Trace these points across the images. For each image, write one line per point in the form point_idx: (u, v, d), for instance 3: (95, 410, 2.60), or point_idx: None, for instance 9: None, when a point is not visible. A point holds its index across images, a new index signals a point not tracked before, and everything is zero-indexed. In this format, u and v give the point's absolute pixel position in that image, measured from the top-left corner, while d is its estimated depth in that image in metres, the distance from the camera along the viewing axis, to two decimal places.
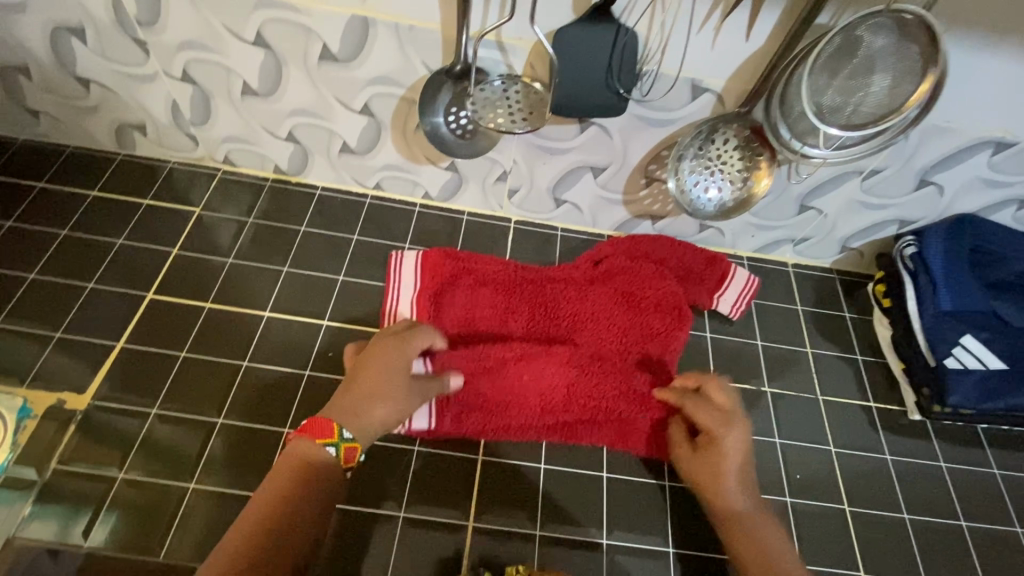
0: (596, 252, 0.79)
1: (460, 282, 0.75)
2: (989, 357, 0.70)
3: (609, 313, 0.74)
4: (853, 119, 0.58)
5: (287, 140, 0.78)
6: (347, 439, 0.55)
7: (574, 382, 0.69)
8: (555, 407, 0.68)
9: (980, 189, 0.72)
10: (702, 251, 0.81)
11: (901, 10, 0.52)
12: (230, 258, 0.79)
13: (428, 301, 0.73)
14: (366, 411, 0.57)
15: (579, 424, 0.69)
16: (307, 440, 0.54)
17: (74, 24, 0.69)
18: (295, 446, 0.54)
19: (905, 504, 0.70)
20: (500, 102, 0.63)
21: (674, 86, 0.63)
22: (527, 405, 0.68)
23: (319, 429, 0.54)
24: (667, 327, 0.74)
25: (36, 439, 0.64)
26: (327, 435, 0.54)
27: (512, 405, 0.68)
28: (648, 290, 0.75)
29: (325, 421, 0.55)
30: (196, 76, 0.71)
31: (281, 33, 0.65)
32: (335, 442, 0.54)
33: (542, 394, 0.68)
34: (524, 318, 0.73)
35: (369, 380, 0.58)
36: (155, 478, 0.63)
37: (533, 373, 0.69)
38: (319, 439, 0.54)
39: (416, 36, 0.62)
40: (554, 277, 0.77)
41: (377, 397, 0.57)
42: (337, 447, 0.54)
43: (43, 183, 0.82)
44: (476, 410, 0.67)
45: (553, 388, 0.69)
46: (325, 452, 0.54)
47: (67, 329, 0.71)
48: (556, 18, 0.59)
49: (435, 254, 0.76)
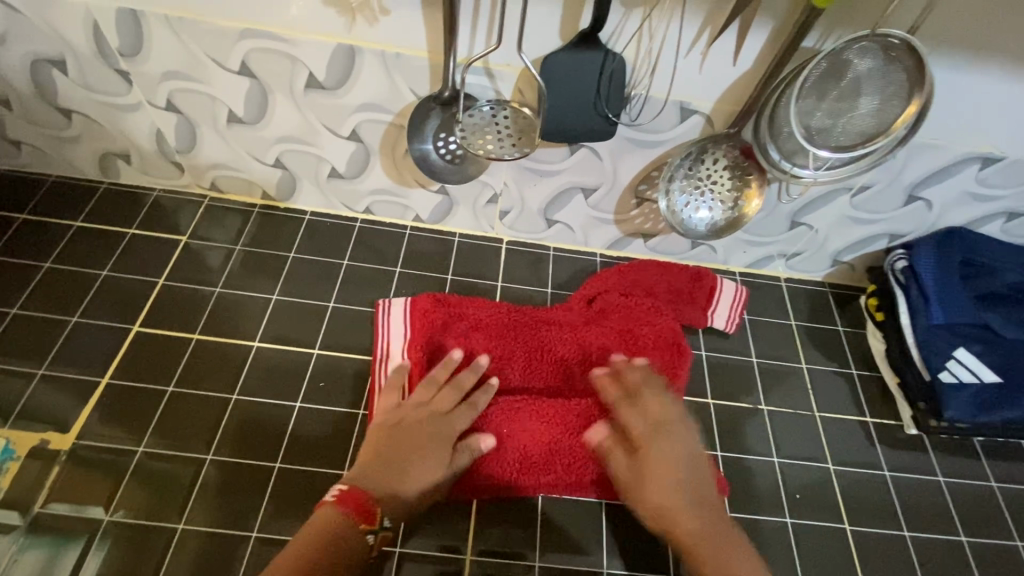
0: (590, 291, 0.79)
1: (453, 327, 0.72)
2: (983, 370, 0.70)
3: (607, 356, 0.72)
4: (842, 141, 0.58)
5: (275, 167, 0.77)
6: (385, 527, 0.55)
7: (564, 421, 0.67)
8: (542, 455, 0.65)
9: (968, 203, 0.72)
10: (687, 268, 0.81)
11: (888, 35, 0.52)
12: (218, 287, 0.77)
13: (418, 354, 0.70)
14: (410, 482, 0.57)
15: (574, 472, 0.65)
16: (348, 520, 0.54)
17: (54, 55, 0.67)
18: (334, 520, 0.53)
19: (904, 520, 0.69)
20: (488, 128, 0.63)
21: (664, 109, 0.63)
22: (519, 457, 0.65)
23: (362, 511, 0.54)
24: (667, 368, 0.72)
25: (18, 482, 0.62)
26: (369, 520, 0.54)
27: (503, 454, 0.64)
28: (644, 327, 0.74)
29: (370, 503, 0.55)
30: (180, 105, 0.70)
31: (265, 62, 0.64)
32: (374, 529, 0.55)
33: (529, 448, 0.65)
34: (521, 363, 0.71)
35: (409, 445, 0.59)
36: (142, 520, 0.61)
37: (520, 415, 0.67)
38: (360, 521, 0.54)
39: (404, 63, 0.62)
40: (548, 318, 0.75)
41: (418, 472, 0.58)
42: (376, 533, 0.55)
43: (25, 214, 0.80)
44: (459, 462, 0.64)
45: (539, 439, 0.66)
46: (362, 538, 0.54)
47: (51, 364, 0.70)
48: (543, 45, 0.59)
49: (424, 301, 0.74)
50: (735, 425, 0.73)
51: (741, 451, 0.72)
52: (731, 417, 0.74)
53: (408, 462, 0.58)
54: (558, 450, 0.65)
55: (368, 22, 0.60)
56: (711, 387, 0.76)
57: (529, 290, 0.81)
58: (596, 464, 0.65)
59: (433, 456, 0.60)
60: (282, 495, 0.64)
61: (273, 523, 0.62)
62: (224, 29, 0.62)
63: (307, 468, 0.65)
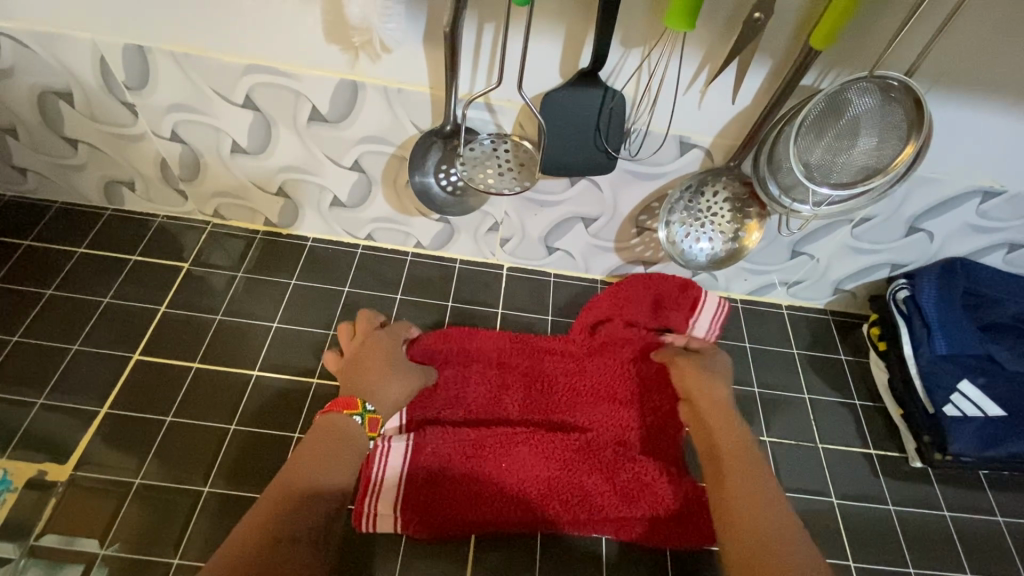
0: (591, 318, 0.77)
1: (454, 359, 0.73)
2: (987, 403, 0.70)
3: (606, 388, 0.73)
4: (840, 178, 0.59)
5: (278, 195, 0.78)
6: (370, 410, 0.61)
7: (563, 457, 0.66)
8: (538, 494, 0.64)
9: (970, 235, 0.72)
10: (673, 278, 0.77)
11: (887, 77, 0.52)
12: (220, 314, 0.78)
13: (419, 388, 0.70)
14: (375, 383, 0.64)
15: (572, 509, 0.64)
16: (334, 413, 0.60)
17: (61, 88, 0.68)
18: (323, 421, 0.59)
19: (910, 557, 0.68)
20: (489, 161, 0.64)
21: (663, 143, 0.63)
22: (515, 496, 0.64)
23: (344, 403, 0.61)
24: (668, 403, 0.71)
25: (14, 514, 0.62)
26: (352, 407, 0.61)
27: (498, 492, 0.64)
28: (644, 360, 0.74)
29: (348, 396, 0.61)
30: (185, 135, 0.71)
31: (269, 95, 0.65)
32: (359, 411, 0.61)
33: (525, 487, 0.64)
34: (520, 396, 0.71)
35: (368, 358, 0.66)
36: (137, 553, 0.60)
37: (517, 450, 0.66)
38: (345, 410, 0.60)
39: (405, 98, 0.62)
40: (549, 348, 0.75)
41: (386, 374, 0.65)
42: (363, 414, 0.61)
43: (29, 241, 0.81)
44: (456, 499, 0.63)
45: (535, 477, 0.65)
46: (351, 420, 0.60)
47: (50, 394, 0.70)
48: (544, 82, 0.59)
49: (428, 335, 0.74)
50: None
51: None
52: None
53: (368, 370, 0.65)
54: (556, 486, 0.64)
55: (370, 59, 0.60)
56: None
57: (530, 318, 0.80)
58: (593, 502, 0.64)
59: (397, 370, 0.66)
60: None
61: None
62: (228, 64, 0.62)
63: None
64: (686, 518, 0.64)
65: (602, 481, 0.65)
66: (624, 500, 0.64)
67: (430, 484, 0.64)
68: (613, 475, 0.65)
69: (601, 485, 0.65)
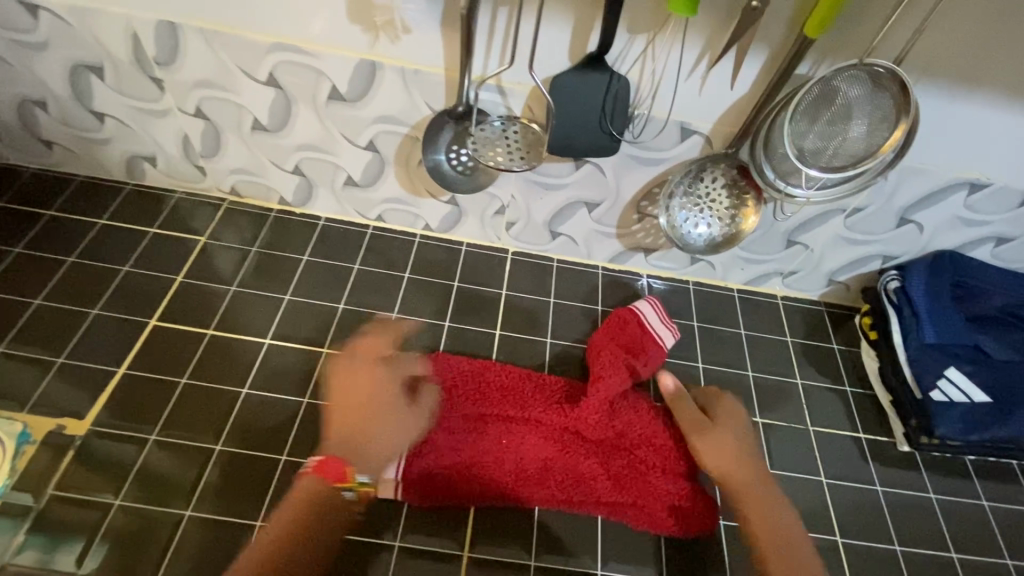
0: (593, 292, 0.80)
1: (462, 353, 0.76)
2: (974, 390, 0.72)
3: None
4: (833, 161, 0.62)
5: (294, 173, 0.81)
6: (361, 483, 0.59)
7: (562, 439, 0.70)
8: (534, 472, 0.67)
9: (958, 227, 0.75)
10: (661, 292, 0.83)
11: (874, 65, 0.55)
12: (233, 285, 0.81)
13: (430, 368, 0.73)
14: (364, 451, 0.61)
15: (566, 489, 0.67)
16: (320, 482, 0.58)
17: (93, 62, 0.72)
18: (309, 487, 0.58)
19: (896, 536, 0.70)
20: (498, 141, 0.67)
21: (665, 128, 0.66)
22: (513, 473, 0.67)
23: (332, 474, 0.58)
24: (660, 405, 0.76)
25: (32, 465, 0.64)
26: (340, 481, 0.58)
27: (496, 469, 0.67)
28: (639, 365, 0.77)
29: (339, 465, 0.59)
30: (208, 112, 0.74)
31: (292, 73, 0.68)
32: (350, 486, 0.59)
33: (522, 466, 0.67)
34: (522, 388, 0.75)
35: (357, 420, 0.62)
36: (150, 504, 0.63)
37: (518, 434, 0.70)
38: (333, 484, 0.58)
39: (421, 79, 0.66)
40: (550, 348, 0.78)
41: (383, 434, 0.63)
42: (353, 490, 0.59)
43: (53, 211, 0.84)
44: (456, 472, 0.66)
45: (532, 458, 0.68)
46: (339, 496, 0.58)
47: (69, 354, 0.72)
48: (553, 65, 0.63)
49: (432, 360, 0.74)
50: None
51: None
52: None
53: (359, 432, 0.62)
54: (552, 467, 0.68)
55: (390, 40, 0.64)
56: None
57: (532, 300, 0.83)
58: (587, 483, 0.67)
59: (401, 411, 0.65)
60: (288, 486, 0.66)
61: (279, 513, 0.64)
62: (255, 42, 0.66)
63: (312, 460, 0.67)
64: (675, 510, 0.67)
65: (596, 465, 0.68)
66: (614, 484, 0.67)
67: (433, 458, 0.67)
68: (607, 462, 0.69)
69: (594, 468, 0.68)
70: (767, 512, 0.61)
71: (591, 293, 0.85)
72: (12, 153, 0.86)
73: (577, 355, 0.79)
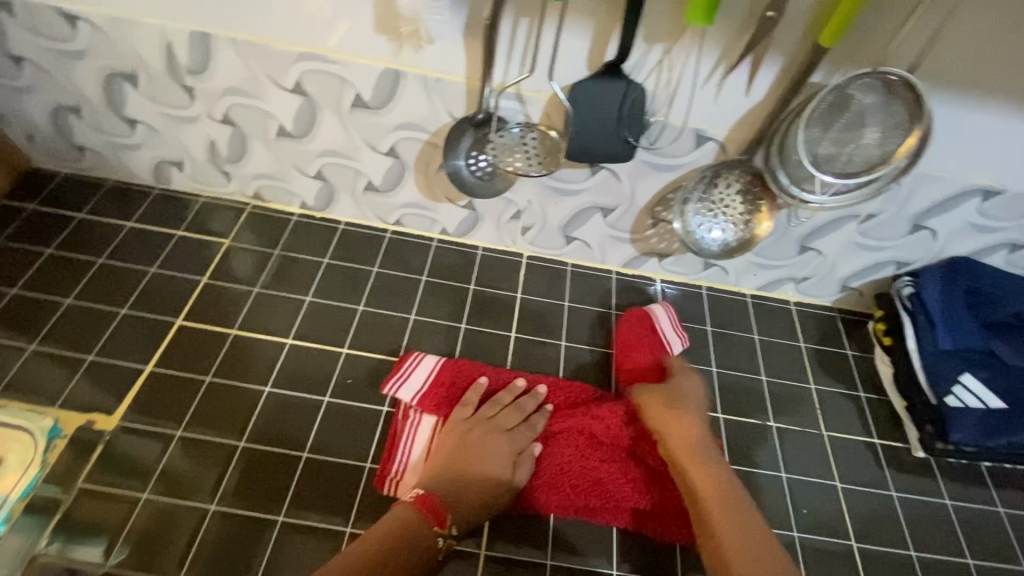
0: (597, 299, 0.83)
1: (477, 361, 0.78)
2: (990, 396, 0.72)
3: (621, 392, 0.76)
4: (847, 167, 0.63)
5: (316, 178, 0.83)
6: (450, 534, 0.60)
7: (578, 445, 0.71)
8: (551, 478, 0.68)
9: (972, 234, 0.76)
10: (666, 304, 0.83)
11: (887, 73, 0.56)
12: (256, 287, 0.83)
13: (450, 373, 0.75)
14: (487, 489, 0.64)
15: (583, 495, 0.68)
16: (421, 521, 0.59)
17: (127, 70, 0.75)
18: (408, 521, 0.59)
19: (912, 541, 0.70)
20: (517, 148, 0.69)
21: (680, 134, 0.68)
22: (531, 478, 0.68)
23: (431, 514, 0.60)
24: None
25: (63, 458, 0.66)
26: (436, 524, 0.60)
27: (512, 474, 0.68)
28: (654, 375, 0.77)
29: (439, 509, 0.60)
30: (235, 118, 0.77)
31: (318, 81, 0.70)
32: (442, 534, 0.60)
33: (539, 472, 0.69)
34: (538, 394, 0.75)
35: (466, 460, 0.66)
36: (176, 498, 0.65)
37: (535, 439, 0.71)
38: (429, 525, 0.59)
39: (443, 87, 0.68)
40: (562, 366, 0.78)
41: (485, 481, 0.65)
42: (444, 539, 0.60)
43: (83, 214, 0.87)
44: None
45: (549, 463, 0.69)
46: (433, 539, 0.59)
47: (98, 352, 0.75)
48: (572, 73, 0.64)
49: (448, 368, 0.75)
50: (744, 442, 0.75)
51: (748, 464, 0.73)
52: (741, 433, 0.76)
53: (469, 478, 0.65)
54: (569, 474, 0.69)
55: (414, 49, 0.66)
56: (721, 403, 0.78)
57: (547, 304, 0.85)
58: (604, 489, 0.68)
59: (497, 457, 0.67)
60: (309, 483, 0.67)
61: (299, 509, 0.65)
62: (283, 52, 0.68)
63: (332, 457, 0.69)
64: None
65: (614, 470, 0.69)
66: (635, 488, 0.68)
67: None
68: (625, 467, 0.70)
69: (613, 473, 0.69)
70: (717, 489, 0.60)
71: (605, 297, 0.86)
72: (45, 158, 0.89)
73: (591, 358, 0.80)
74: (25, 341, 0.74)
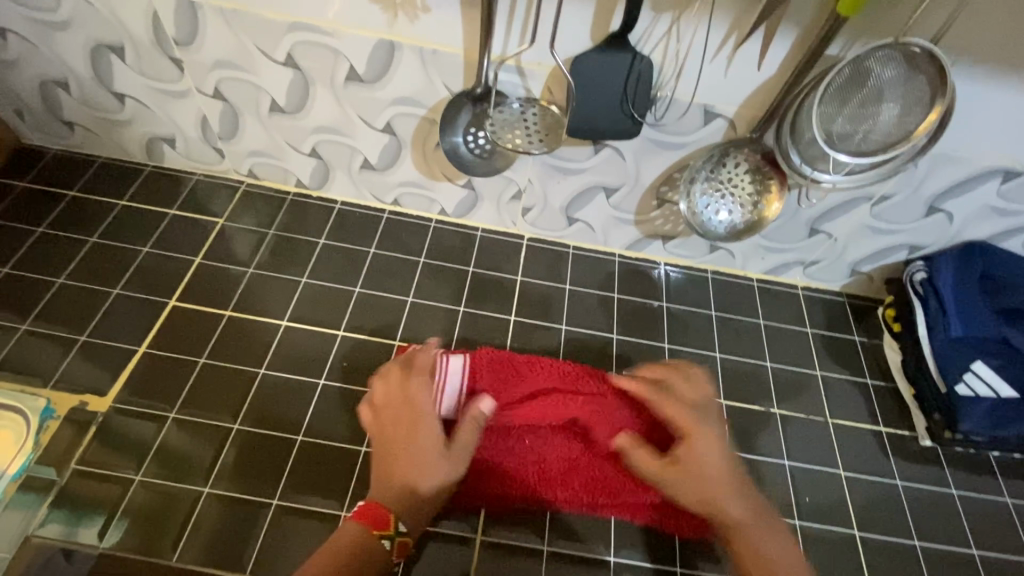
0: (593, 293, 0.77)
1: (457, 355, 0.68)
2: (1002, 385, 0.70)
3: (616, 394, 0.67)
4: (862, 146, 0.60)
5: (311, 156, 0.81)
6: (401, 533, 0.56)
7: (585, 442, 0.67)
8: (556, 474, 0.66)
9: (990, 217, 0.73)
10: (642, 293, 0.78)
11: (910, 45, 0.53)
12: (251, 268, 0.81)
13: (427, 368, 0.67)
14: (422, 488, 0.58)
15: (591, 492, 0.65)
16: (364, 527, 0.55)
17: (114, 42, 0.72)
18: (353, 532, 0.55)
19: (916, 531, 0.69)
20: (517, 124, 0.66)
21: (688, 111, 0.65)
22: (536, 474, 0.65)
23: (376, 518, 0.55)
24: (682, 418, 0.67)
25: (56, 440, 0.66)
26: (383, 527, 0.55)
27: (515, 473, 0.65)
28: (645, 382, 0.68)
29: (383, 512, 0.56)
30: (226, 93, 0.74)
31: (310, 55, 0.68)
32: (389, 535, 0.55)
33: (544, 468, 0.66)
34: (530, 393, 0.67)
35: (407, 462, 0.58)
36: (171, 480, 0.64)
37: (538, 437, 0.67)
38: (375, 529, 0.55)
39: (440, 59, 0.65)
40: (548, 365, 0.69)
41: (416, 463, 0.58)
42: (391, 539, 0.55)
43: (74, 192, 0.85)
44: (478, 470, 0.65)
45: (555, 458, 0.66)
46: (379, 544, 0.55)
47: (91, 333, 0.74)
48: (574, 45, 0.61)
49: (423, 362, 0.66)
50: (746, 428, 0.74)
51: (749, 452, 0.72)
52: (744, 419, 0.75)
53: (405, 466, 0.58)
54: (575, 470, 0.66)
55: (409, 19, 0.63)
56: (725, 389, 0.77)
57: (547, 287, 0.83)
58: (612, 488, 0.65)
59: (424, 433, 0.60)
60: (305, 465, 0.66)
61: (294, 493, 0.64)
62: (273, 22, 0.65)
63: (329, 441, 0.68)
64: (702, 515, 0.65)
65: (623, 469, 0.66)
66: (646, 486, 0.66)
67: None
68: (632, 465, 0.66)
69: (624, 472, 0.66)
70: (764, 543, 0.56)
71: (607, 281, 0.84)
72: (36, 134, 0.87)
73: (592, 342, 0.78)
74: (17, 321, 0.73)
